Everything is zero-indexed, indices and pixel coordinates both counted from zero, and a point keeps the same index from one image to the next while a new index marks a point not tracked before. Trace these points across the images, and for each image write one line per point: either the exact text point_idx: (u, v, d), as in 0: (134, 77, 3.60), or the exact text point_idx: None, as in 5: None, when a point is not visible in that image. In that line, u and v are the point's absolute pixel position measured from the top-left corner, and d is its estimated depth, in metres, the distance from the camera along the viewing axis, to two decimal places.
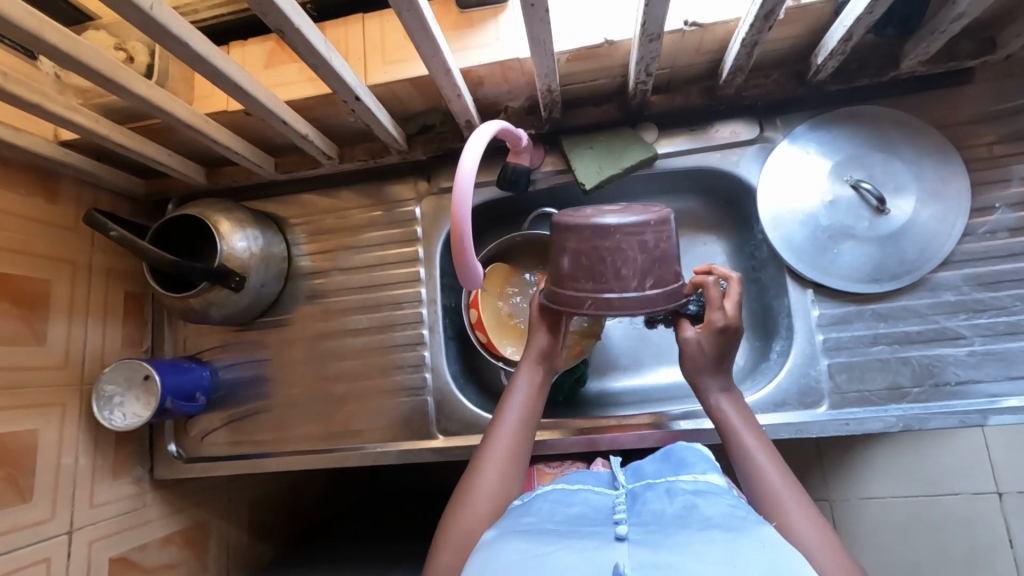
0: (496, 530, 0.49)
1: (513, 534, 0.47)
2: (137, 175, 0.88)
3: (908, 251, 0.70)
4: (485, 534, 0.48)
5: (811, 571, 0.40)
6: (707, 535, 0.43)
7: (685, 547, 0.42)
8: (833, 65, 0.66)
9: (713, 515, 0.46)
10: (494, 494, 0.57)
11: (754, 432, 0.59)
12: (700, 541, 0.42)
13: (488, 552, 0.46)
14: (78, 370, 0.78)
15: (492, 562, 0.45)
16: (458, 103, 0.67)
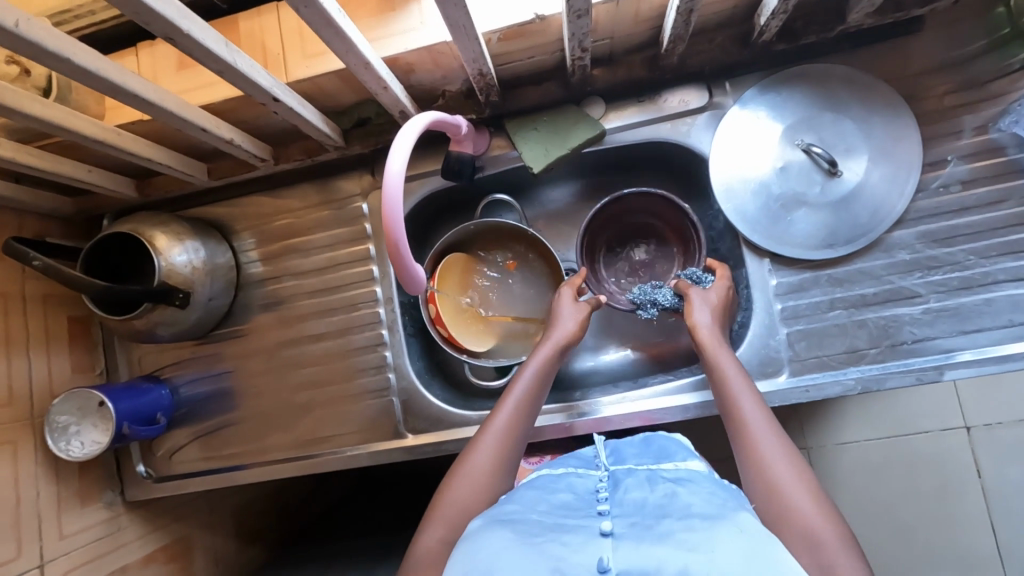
0: (482, 519, 0.49)
1: (499, 523, 0.47)
2: (62, 194, 0.83)
3: (861, 213, 0.69)
4: (471, 524, 0.48)
5: (787, 557, 0.41)
6: (690, 524, 0.43)
7: (669, 536, 0.42)
8: (777, 25, 0.64)
9: (695, 504, 0.47)
10: (487, 470, 0.57)
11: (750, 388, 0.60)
12: (684, 530, 0.42)
13: (474, 541, 0.46)
14: (27, 404, 0.75)
15: (480, 551, 0.44)
16: (387, 95, 0.63)
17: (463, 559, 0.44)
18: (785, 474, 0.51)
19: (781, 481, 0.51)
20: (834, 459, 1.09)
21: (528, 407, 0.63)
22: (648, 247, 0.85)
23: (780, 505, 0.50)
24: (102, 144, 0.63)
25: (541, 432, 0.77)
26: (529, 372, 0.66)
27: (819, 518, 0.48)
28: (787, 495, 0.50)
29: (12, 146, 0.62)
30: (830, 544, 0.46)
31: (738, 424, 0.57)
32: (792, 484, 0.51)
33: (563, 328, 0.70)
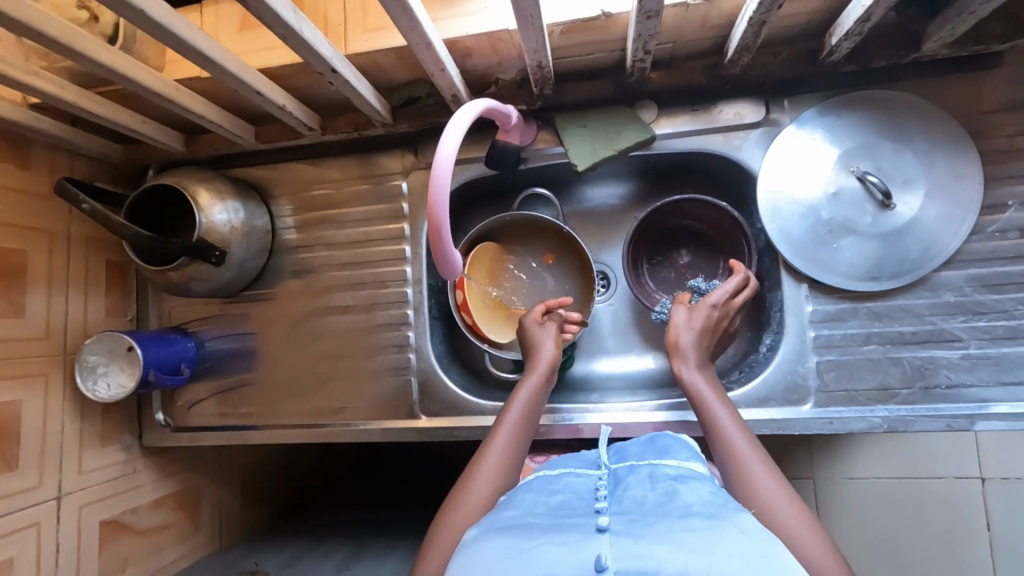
0: (478, 527, 0.48)
1: (496, 530, 0.46)
2: (113, 140, 0.85)
3: (910, 248, 0.67)
4: (468, 534, 0.47)
5: (787, 557, 0.40)
6: (688, 522, 0.43)
7: (667, 534, 0.42)
8: (849, 46, 0.61)
9: (694, 503, 0.47)
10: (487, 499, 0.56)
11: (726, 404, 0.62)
12: (682, 528, 0.42)
13: (471, 549, 0.45)
14: (61, 342, 0.77)
15: (477, 557, 0.43)
16: (443, 77, 0.63)
17: (461, 568, 0.43)
18: (772, 491, 0.52)
19: (769, 498, 0.52)
20: (841, 492, 1.08)
21: (520, 432, 0.63)
22: (690, 249, 0.86)
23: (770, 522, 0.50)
24: (160, 97, 0.64)
25: (554, 431, 0.77)
26: (523, 398, 0.66)
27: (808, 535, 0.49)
28: (776, 512, 0.51)
29: (74, 90, 0.64)
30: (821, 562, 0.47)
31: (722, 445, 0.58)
32: (780, 501, 0.52)
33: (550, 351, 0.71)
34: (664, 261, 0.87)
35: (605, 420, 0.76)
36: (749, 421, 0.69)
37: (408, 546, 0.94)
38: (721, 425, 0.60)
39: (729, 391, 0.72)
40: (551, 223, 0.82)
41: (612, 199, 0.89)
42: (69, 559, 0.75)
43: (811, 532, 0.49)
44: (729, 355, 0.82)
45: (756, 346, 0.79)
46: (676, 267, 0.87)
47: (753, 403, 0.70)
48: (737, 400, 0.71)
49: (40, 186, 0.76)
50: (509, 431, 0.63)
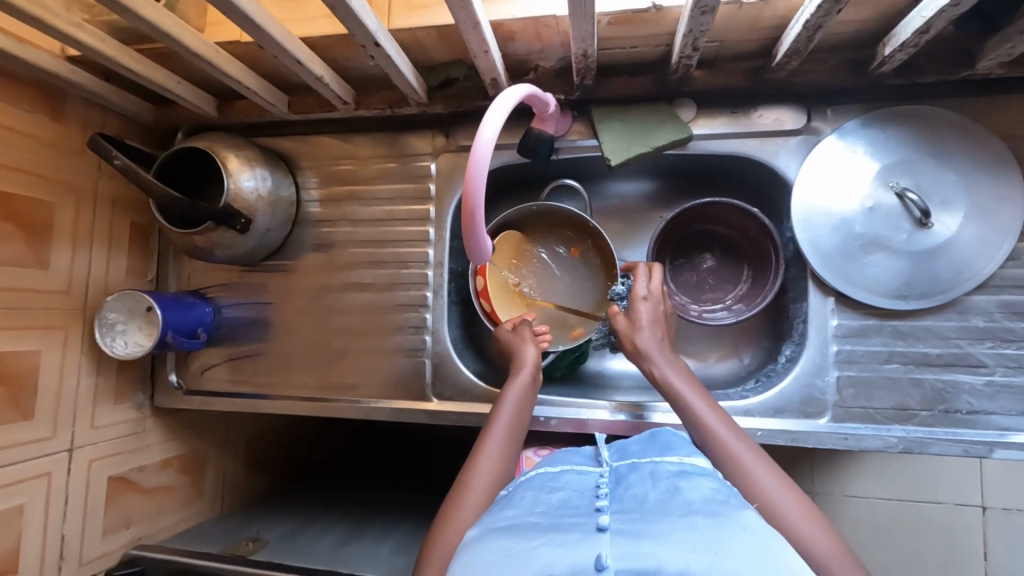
0: (478, 528, 0.48)
1: (496, 531, 0.46)
2: (145, 100, 0.85)
3: (943, 269, 0.66)
4: (467, 535, 0.47)
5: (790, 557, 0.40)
6: (688, 522, 0.43)
7: (667, 535, 0.41)
8: (901, 58, 0.60)
9: (696, 500, 0.46)
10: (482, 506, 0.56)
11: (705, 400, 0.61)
12: (682, 528, 0.42)
13: (471, 551, 0.45)
14: (82, 296, 0.78)
15: (477, 559, 0.43)
16: (485, 59, 0.62)
17: (461, 569, 0.43)
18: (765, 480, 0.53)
19: (766, 490, 0.52)
20: (839, 509, 1.08)
21: (508, 444, 0.62)
22: (715, 254, 0.86)
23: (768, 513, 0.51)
24: (199, 58, 0.63)
25: (565, 424, 0.76)
26: (512, 401, 0.66)
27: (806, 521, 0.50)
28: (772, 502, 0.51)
29: (115, 44, 0.63)
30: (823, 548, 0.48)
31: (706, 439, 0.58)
32: (774, 488, 0.52)
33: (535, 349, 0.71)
34: (688, 264, 0.86)
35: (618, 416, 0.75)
36: (762, 431, 0.69)
37: (406, 526, 0.95)
38: (702, 418, 0.59)
39: (745, 399, 0.71)
40: (581, 216, 0.81)
41: (639, 197, 0.89)
42: (76, 511, 0.76)
43: (810, 519, 0.50)
44: (744, 362, 0.83)
45: (774, 354, 0.79)
46: (699, 270, 0.86)
47: (768, 412, 0.70)
48: (753, 408, 0.70)
49: (71, 140, 0.76)
50: (500, 434, 0.63)
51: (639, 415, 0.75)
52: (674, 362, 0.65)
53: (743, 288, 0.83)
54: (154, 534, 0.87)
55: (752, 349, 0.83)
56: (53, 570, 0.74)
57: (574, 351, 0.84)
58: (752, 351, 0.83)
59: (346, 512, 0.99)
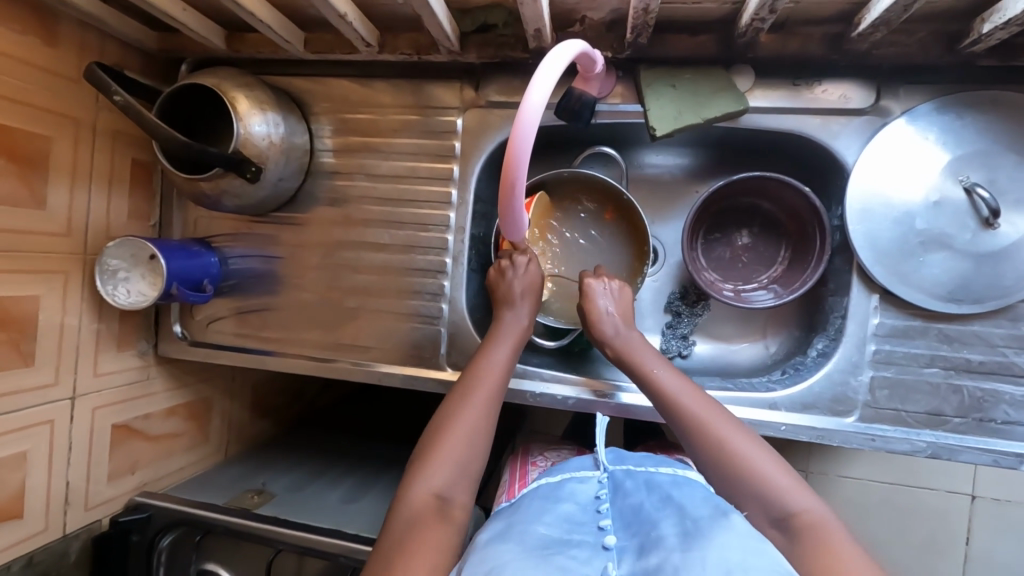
0: (489, 532, 0.51)
1: (505, 536, 0.49)
2: (146, 25, 0.77)
3: (1004, 274, 0.62)
4: (480, 538, 0.51)
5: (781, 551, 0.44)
6: (682, 522, 0.48)
7: (667, 538, 0.46)
8: (999, 38, 0.54)
9: (689, 504, 0.51)
10: (474, 430, 0.59)
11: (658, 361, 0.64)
12: (678, 530, 0.47)
13: (482, 552, 0.48)
14: (82, 239, 0.73)
15: (490, 557, 0.46)
16: (531, 5, 0.56)
17: (475, 566, 0.46)
18: (729, 435, 0.57)
19: (731, 442, 0.56)
20: (836, 491, 1.09)
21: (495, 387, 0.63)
22: (752, 230, 0.81)
23: (735, 467, 0.55)
24: None
25: (582, 405, 0.74)
26: (509, 336, 0.67)
27: (773, 471, 0.54)
28: (739, 455, 0.55)
29: None
30: (788, 490, 0.53)
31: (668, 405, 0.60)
32: (738, 440, 0.56)
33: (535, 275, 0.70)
34: (723, 239, 0.82)
35: (631, 400, 0.72)
36: (788, 426, 0.67)
37: None
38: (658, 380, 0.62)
39: (773, 391, 0.69)
40: (620, 190, 0.76)
41: (676, 169, 0.83)
42: (81, 457, 0.75)
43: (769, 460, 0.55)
44: (770, 351, 0.80)
45: (804, 346, 0.76)
46: (733, 247, 0.82)
47: (795, 407, 0.67)
48: (780, 402, 0.68)
49: (65, 67, 0.69)
50: (498, 367, 0.64)
51: (605, 395, 0.73)
52: (630, 330, 0.67)
53: (779, 269, 0.79)
54: (159, 480, 0.87)
55: (779, 337, 0.80)
56: (59, 513, 0.74)
57: None
58: (779, 340, 0.80)
59: (351, 467, 0.99)
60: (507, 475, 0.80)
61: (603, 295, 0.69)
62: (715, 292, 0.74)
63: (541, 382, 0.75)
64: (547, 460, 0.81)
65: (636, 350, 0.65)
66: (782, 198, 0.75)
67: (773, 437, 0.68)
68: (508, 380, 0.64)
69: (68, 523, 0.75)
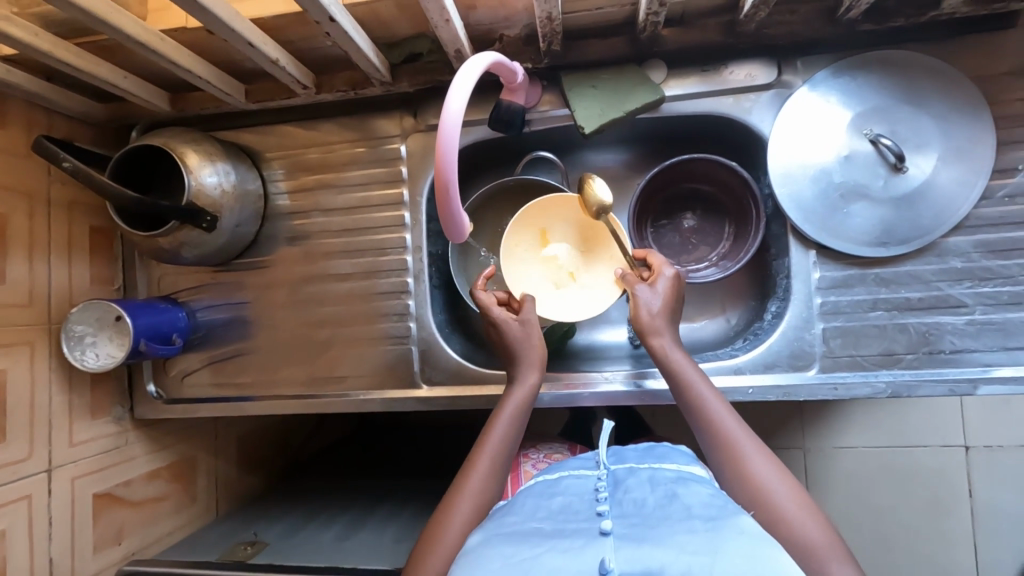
0: (481, 534, 0.50)
1: (498, 537, 0.48)
2: (94, 98, 0.81)
3: (922, 213, 0.66)
4: (470, 541, 0.49)
5: (787, 561, 0.42)
6: (688, 524, 0.46)
7: (671, 537, 0.44)
8: (868, 2, 0.60)
9: (694, 505, 0.49)
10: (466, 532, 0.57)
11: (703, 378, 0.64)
12: (683, 532, 0.45)
13: (474, 555, 0.47)
14: (46, 310, 0.74)
15: (483, 565, 0.45)
16: (447, 29, 0.61)
17: (467, 572, 0.45)
18: (766, 473, 0.56)
19: (764, 477, 0.55)
20: (831, 461, 1.11)
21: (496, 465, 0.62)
22: (696, 213, 0.85)
23: (768, 507, 0.54)
24: (143, 47, 0.60)
25: (560, 399, 0.75)
26: (511, 413, 0.65)
27: (811, 524, 0.52)
28: (775, 500, 0.54)
29: (50, 38, 0.60)
30: (823, 539, 0.51)
31: (712, 431, 0.60)
32: (777, 485, 0.55)
33: (538, 350, 0.68)
34: (670, 224, 0.86)
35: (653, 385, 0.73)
36: (754, 388, 0.69)
37: (409, 510, 0.95)
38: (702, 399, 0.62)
39: (735, 357, 0.71)
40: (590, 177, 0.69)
41: (615, 165, 0.88)
42: (62, 530, 0.74)
43: (803, 504, 0.54)
44: (731, 323, 0.83)
45: (760, 312, 0.79)
46: (681, 230, 0.85)
47: (759, 368, 0.70)
48: (743, 365, 0.70)
49: (16, 145, 0.72)
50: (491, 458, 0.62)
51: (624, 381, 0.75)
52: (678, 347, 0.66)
53: (726, 245, 0.83)
54: (147, 547, 0.85)
55: (738, 309, 0.83)
56: None
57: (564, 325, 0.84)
58: (738, 311, 0.83)
59: (346, 505, 0.98)
60: None
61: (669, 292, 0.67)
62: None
63: None
64: (538, 452, 0.84)
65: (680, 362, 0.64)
66: (716, 177, 0.80)
67: (743, 401, 0.69)
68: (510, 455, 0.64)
69: None
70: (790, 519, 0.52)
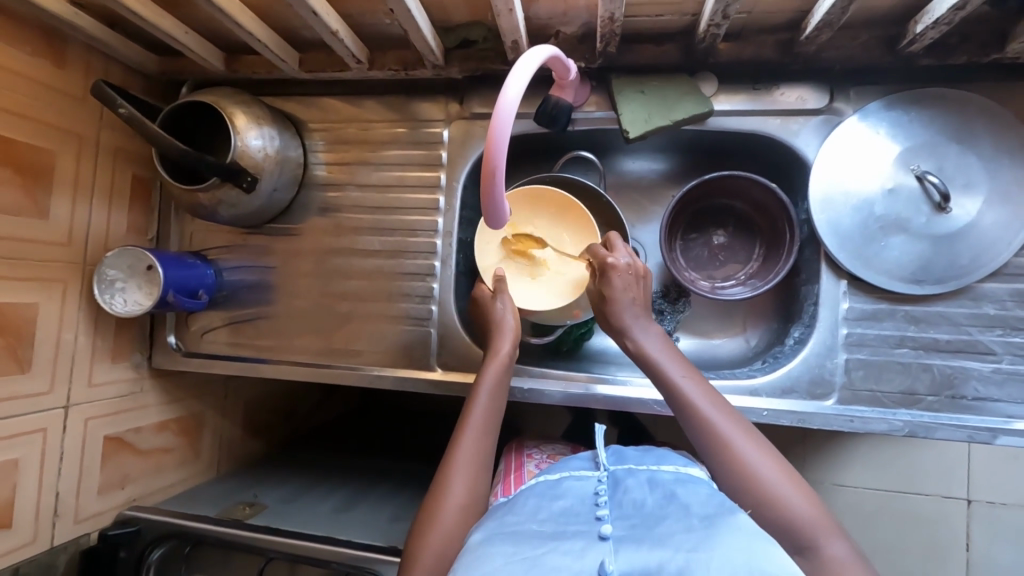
0: (482, 533, 0.50)
1: (499, 535, 0.48)
2: (150, 50, 0.82)
3: (961, 255, 0.66)
4: (472, 540, 0.49)
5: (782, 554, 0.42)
6: (686, 523, 0.46)
7: (670, 538, 0.44)
8: (933, 36, 0.59)
9: (693, 504, 0.49)
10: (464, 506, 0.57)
11: (680, 366, 0.64)
12: (682, 530, 0.45)
13: (474, 554, 0.46)
14: (81, 251, 0.76)
15: (482, 562, 0.45)
16: (508, 18, 0.61)
17: (466, 571, 0.45)
18: (751, 455, 0.56)
19: (750, 461, 0.55)
20: (831, 497, 1.09)
21: (481, 435, 0.63)
22: (728, 229, 0.85)
23: (758, 493, 0.54)
24: (211, 4, 0.61)
25: (570, 399, 0.75)
26: (488, 387, 0.66)
27: (798, 502, 0.53)
28: (763, 483, 0.54)
29: None
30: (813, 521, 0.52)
31: (693, 420, 0.59)
32: (760, 465, 0.55)
33: (512, 328, 0.70)
34: (700, 238, 0.85)
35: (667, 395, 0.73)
36: (769, 411, 0.68)
37: (406, 492, 0.95)
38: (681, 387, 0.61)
39: (753, 377, 0.71)
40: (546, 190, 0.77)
41: (651, 174, 0.88)
42: (72, 467, 0.75)
43: (790, 485, 0.54)
44: (750, 344, 0.83)
45: (782, 337, 0.79)
46: (710, 246, 0.85)
47: (776, 392, 0.70)
48: (760, 387, 0.70)
49: (73, 87, 0.73)
50: (475, 431, 0.63)
51: (637, 387, 0.74)
52: (650, 330, 0.67)
53: (754, 266, 0.83)
54: (149, 495, 0.86)
55: (759, 331, 0.83)
56: (48, 526, 0.73)
57: (582, 327, 0.84)
58: (759, 333, 0.83)
59: (344, 480, 0.98)
60: (503, 466, 0.83)
61: (622, 284, 0.66)
62: (692, 287, 0.77)
63: (530, 379, 0.77)
64: (542, 453, 0.84)
65: (658, 352, 0.65)
66: (755, 197, 0.79)
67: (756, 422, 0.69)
68: (493, 424, 0.65)
69: (56, 535, 0.74)
70: (780, 501, 0.53)
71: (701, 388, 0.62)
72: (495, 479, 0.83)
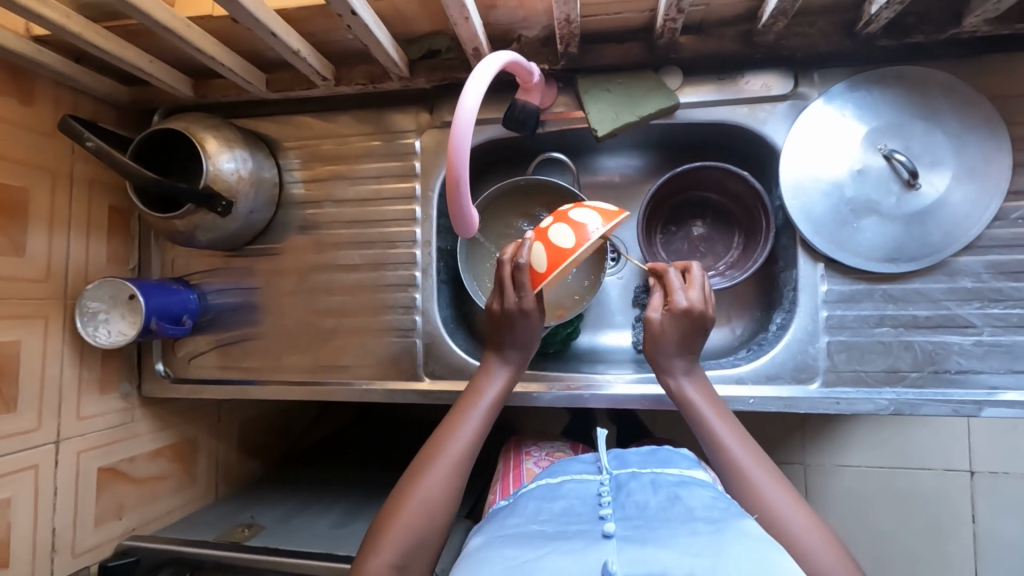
0: (482, 537, 0.50)
1: (499, 539, 0.48)
2: (119, 80, 0.83)
3: (933, 233, 0.66)
4: (473, 543, 0.49)
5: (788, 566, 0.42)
6: (692, 527, 0.46)
7: (674, 540, 0.44)
8: (888, 16, 0.59)
9: (697, 509, 0.49)
10: (433, 502, 0.56)
11: (719, 410, 0.62)
12: (687, 534, 0.45)
13: (475, 558, 0.47)
14: (62, 285, 0.76)
15: (483, 565, 0.45)
16: (466, 27, 0.61)
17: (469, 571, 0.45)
18: (783, 505, 0.54)
19: (781, 510, 0.54)
20: (832, 479, 1.10)
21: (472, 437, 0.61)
22: (706, 221, 0.85)
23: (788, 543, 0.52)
24: (169, 32, 0.61)
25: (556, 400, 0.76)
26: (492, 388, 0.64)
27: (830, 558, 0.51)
28: (794, 535, 0.52)
29: (81, 21, 0.61)
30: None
31: (728, 465, 0.58)
32: (795, 518, 0.53)
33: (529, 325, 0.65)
34: (679, 232, 0.86)
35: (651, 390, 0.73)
36: (756, 399, 0.69)
37: None
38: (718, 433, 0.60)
39: (737, 367, 0.71)
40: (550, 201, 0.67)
41: (626, 170, 0.88)
42: (66, 501, 0.75)
43: (823, 540, 0.52)
44: (736, 333, 0.83)
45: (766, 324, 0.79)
46: (690, 238, 0.86)
47: (761, 379, 0.70)
48: (745, 375, 0.70)
49: (43, 123, 0.74)
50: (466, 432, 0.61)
51: (621, 384, 0.75)
52: (692, 373, 0.65)
53: (734, 254, 0.83)
54: (147, 524, 0.86)
55: (744, 319, 0.83)
56: (46, 561, 0.73)
57: (567, 327, 0.84)
58: (743, 322, 0.83)
59: (344, 495, 0.98)
60: (502, 467, 0.83)
61: (678, 330, 0.63)
62: None
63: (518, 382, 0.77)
64: (541, 450, 0.85)
65: (697, 396, 0.63)
66: (730, 186, 0.79)
67: (744, 410, 0.69)
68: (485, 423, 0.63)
69: (55, 569, 0.74)
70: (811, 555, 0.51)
71: (739, 435, 0.60)
72: (493, 482, 0.83)
